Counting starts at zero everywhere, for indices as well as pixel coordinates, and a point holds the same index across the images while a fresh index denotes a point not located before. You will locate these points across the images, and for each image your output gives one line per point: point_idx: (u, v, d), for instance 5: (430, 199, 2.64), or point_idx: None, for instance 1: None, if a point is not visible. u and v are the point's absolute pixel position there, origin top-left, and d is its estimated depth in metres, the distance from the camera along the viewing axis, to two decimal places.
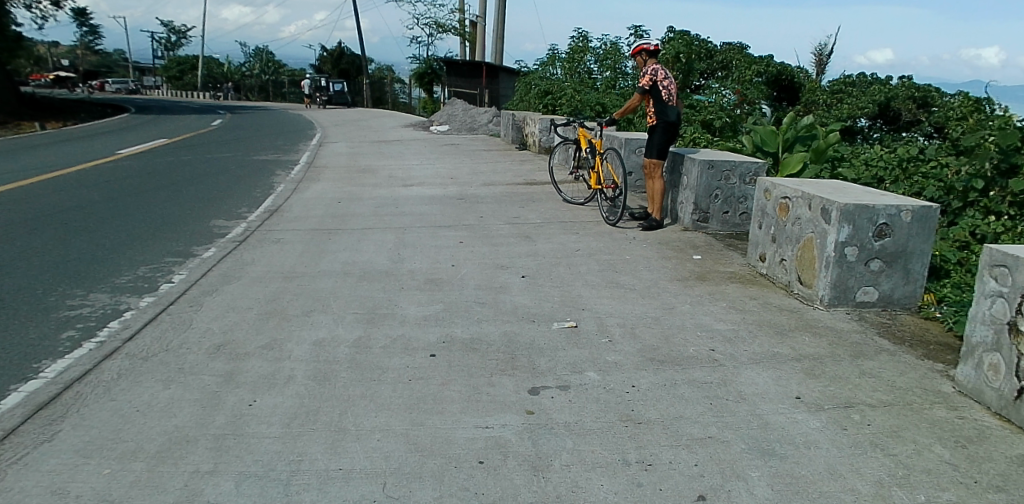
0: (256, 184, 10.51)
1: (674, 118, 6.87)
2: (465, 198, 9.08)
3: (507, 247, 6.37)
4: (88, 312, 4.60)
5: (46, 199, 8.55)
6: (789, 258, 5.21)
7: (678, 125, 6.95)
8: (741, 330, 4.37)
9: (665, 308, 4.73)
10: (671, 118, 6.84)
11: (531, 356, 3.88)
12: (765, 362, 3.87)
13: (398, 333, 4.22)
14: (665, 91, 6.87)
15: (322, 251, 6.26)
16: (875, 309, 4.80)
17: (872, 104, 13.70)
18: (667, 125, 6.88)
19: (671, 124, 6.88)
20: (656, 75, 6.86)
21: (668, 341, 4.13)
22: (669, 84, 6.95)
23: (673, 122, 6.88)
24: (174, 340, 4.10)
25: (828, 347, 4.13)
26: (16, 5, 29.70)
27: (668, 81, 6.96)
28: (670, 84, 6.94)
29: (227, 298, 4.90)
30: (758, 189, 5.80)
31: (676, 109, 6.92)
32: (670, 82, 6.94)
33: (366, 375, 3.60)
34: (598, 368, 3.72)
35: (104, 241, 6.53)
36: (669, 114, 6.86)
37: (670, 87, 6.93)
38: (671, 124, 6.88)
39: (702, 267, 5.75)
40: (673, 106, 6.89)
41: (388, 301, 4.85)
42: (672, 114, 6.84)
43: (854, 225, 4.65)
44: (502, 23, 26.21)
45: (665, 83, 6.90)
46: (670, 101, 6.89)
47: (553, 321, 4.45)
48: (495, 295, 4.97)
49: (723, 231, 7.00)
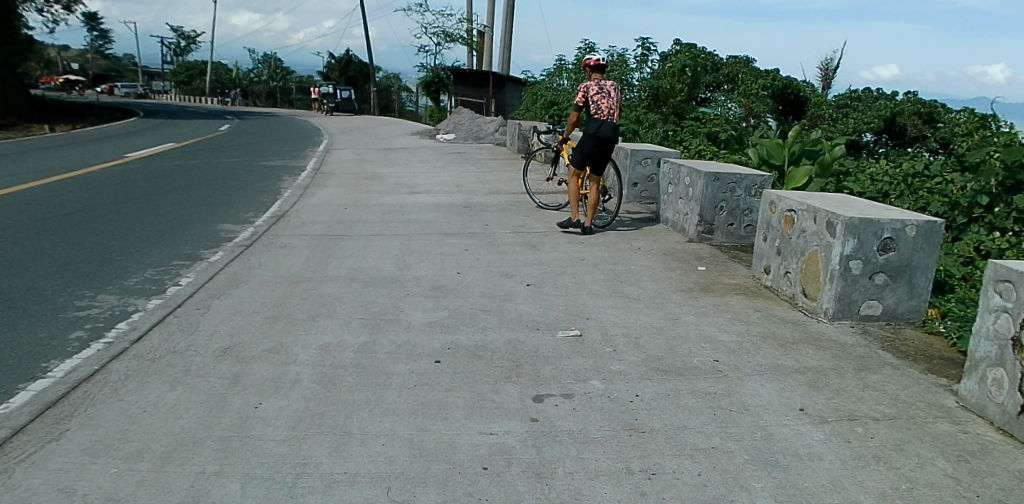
0: (263, 189, 10.56)
1: (596, 133, 7.28)
2: (471, 206, 9.14)
3: (512, 256, 6.41)
4: (96, 313, 4.64)
5: (55, 200, 8.62)
6: (795, 270, 5.22)
7: (603, 139, 7.34)
8: (745, 341, 4.38)
9: (669, 319, 4.75)
10: (592, 132, 7.28)
11: (536, 364, 3.89)
12: (770, 373, 3.88)
13: (403, 339, 4.24)
14: (596, 108, 7.25)
15: (328, 257, 6.30)
16: (879, 323, 4.82)
17: (877, 118, 13.85)
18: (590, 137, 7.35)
19: (592, 137, 7.33)
20: (586, 92, 7.26)
21: (673, 351, 4.15)
22: (604, 101, 7.28)
23: (594, 136, 7.30)
24: (182, 342, 4.13)
25: (832, 360, 4.14)
26: (28, 9, 29.87)
27: (605, 98, 7.26)
28: (604, 101, 7.26)
29: (234, 301, 4.94)
30: (764, 201, 5.81)
31: (604, 125, 7.28)
32: (605, 100, 7.25)
33: (372, 381, 3.62)
34: (603, 377, 3.74)
35: (113, 243, 6.58)
36: (591, 127, 7.31)
37: (602, 104, 7.26)
38: (592, 137, 7.33)
39: (707, 279, 5.76)
40: (600, 122, 7.27)
41: (394, 307, 4.87)
42: (595, 129, 7.25)
43: (859, 238, 4.67)
44: (510, 33, 26.41)
45: (598, 101, 7.22)
46: (597, 117, 7.26)
47: (558, 329, 4.47)
48: (501, 303, 5.00)
49: (728, 243, 7.02)
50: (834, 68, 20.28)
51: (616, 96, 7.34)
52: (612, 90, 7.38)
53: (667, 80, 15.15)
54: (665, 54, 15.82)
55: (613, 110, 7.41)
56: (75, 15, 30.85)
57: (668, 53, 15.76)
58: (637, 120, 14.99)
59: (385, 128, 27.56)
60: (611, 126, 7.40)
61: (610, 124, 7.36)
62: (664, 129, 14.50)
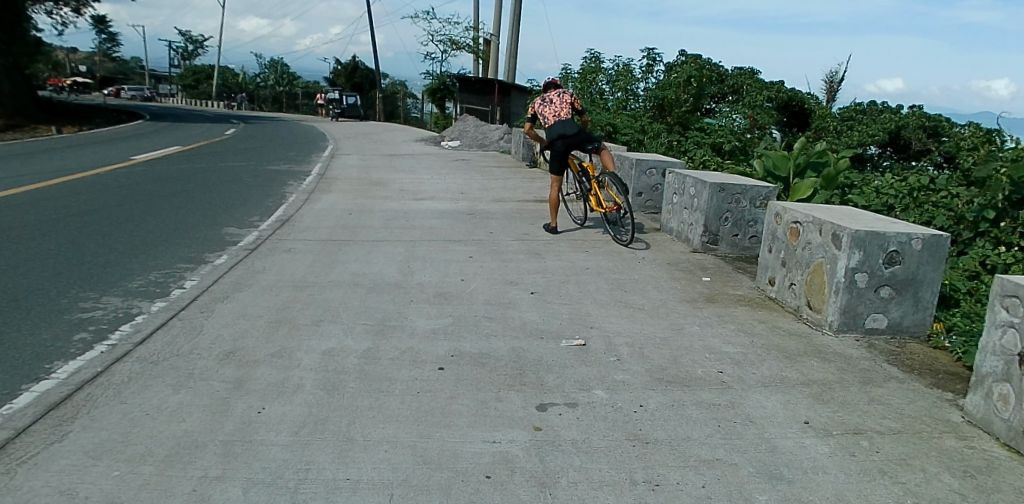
0: (268, 193, 10.58)
1: (547, 138, 7.76)
2: (475, 213, 9.15)
3: (516, 263, 6.41)
4: (100, 315, 4.64)
5: (60, 202, 8.63)
6: (800, 282, 5.20)
7: (556, 139, 7.67)
8: (749, 352, 4.36)
9: (673, 329, 4.73)
10: (545, 139, 7.82)
11: (540, 372, 3.89)
12: (775, 385, 3.87)
13: (407, 346, 4.24)
14: (543, 118, 7.87)
15: (332, 262, 6.30)
16: (884, 336, 4.80)
17: (882, 131, 13.82)
18: (549, 144, 7.84)
19: (550, 142, 7.80)
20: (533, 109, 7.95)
21: (677, 362, 4.13)
22: (547, 108, 7.81)
23: (549, 142, 7.78)
24: (185, 346, 4.12)
25: (837, 373, 4.13)
26: (37, 11, 30.10)
27: (545, 106, 7.82)
28: (544, 109, 7.82)
29: (238, 305, 4.93)
30: (769, 213, 5.79)
31: (554, 127, 7.70)
32: (546, 107, 7.80)
33: (375, 387, 3.61)
34: (606, 387, 3.73)
35: (117, 245, 6.58)
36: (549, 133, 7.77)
37: (544, 113, 7.82)
38: (549, 143, 7.80)
39: (711, 289, 5.75)
40: (547, 127, 7.79)
41: (398, 313, 4.87)
42: (544, 136, 7.80)
43: (865, 251, 4.67)
44: (516, 42, 26.51)
45: (541, 111, 7.85)
46: (544, 125, 7.83)
47: (562, 338, 4.45)
48: (504, 311, 4.99)
49: (733, 254, 7.01)
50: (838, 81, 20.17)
51: (559, 100, 7.76)
52: (557, 96, 7.83)
53: (673, 90, 15.25)
54: (670, 65, 15.94)
55: (562, 111, 7.74)
56: (83, 17, 30.99)
57: (674, 64, 15.89)
58: (642, 130, 14.92)
59: (390, 134, 27.66)
60: (561, 124, 7.68)
61: (559, 123, 7.69)
62: (669, 139, 14.56)
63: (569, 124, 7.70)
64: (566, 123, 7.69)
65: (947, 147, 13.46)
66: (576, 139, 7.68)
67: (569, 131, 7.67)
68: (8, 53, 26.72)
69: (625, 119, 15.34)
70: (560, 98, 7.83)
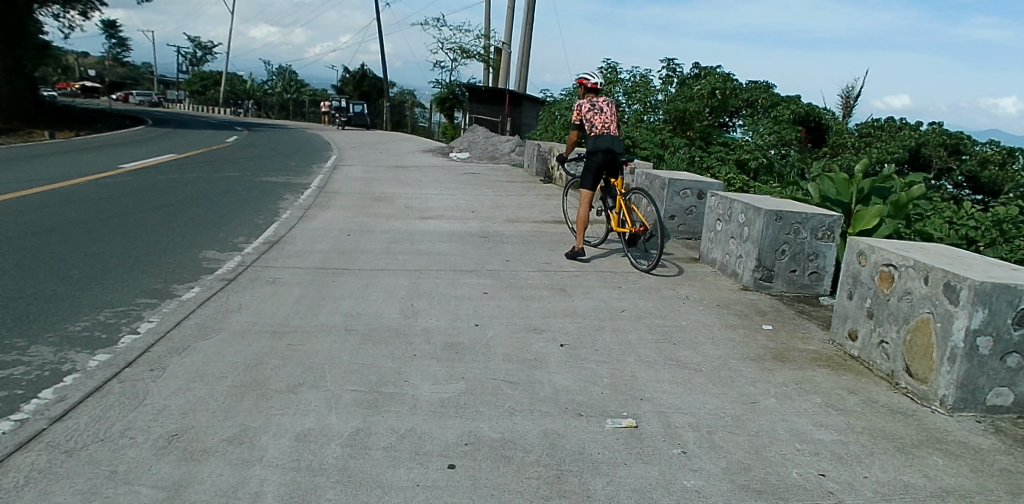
0: (261, 208, 9.68)
1: (591, 147, 6.76)
2: (488, 236, 8.19)
3: (539, 302, 5.43)
4: (19, 373, 3.66)
5: (25, 218, 7.72)
6: (895, 341, 4.20)
7: (600, 152, 6.73)
8: (851, 443, 3.35)
9: (745, 403, 3.72)
10: (587, 147, 6.78)
11: (583, 475, 2.89)
12: (901, 500, 2.85)
13: (406, 427, 3.25)
14: (588, 124, 6.84)
15: (322, 298, 5.33)
16: (1010, 416, 3.78)
17: (902, 149, 12.88)
18: (589, 154, 6.83)
19: (590, 153, 6.81)
20: (581, 110, 6.89)
21: (761, 457, 3.13)
22: (598, 115, 6.80)
23: (591, 152, 6.78)
24: (116, 425, 3.14)
25: (976, 477, 3.11)
26: (45, 14, 29.65)
27: (596, 112, 6.81)
28: (595, 116, 6.80)
29: (199, 360, 3.96)
30: (850, 251, 4.79)
31: (602, 139, 6.75)
32: (597, 112, 6.81)
33: (359, 500, 2.62)
34: (675, 501, 2.73)
35: (72, 274, 5.64)
36: (594, 143, 6.78)
37: (594, 119, 6.79)
38: (590, 153, 6.81)
39: (777, 343, 4.74)
40: (593, 135, 6.79)
41: (397, 374, 3.89)
42: (588, 144, 6.77)
43: (992, 308, 3.64)
44: (528, 51, 25.66)
45: (588, 116, 6.81)
46: (590, 132, 6.80)
47: (606, 417, 3.45)
48: (529, 372, 4.00)
49: (789, 292, 6.03)
50: (850, 97, 19.09)
51: (611, 110, 6.84)
52: (608, 106, 6.90)
53: (696, 102, 14.37)
54: (688, 77, 15.19)
55: (612, 123, 6.82)
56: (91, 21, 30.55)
57: (689, 76, 15.20)
58: (662, 144, 13.99)
59: (396, 144, 26.77)
60: (611, 138, 6.77)
61: (609, 135, 6.76)
62: (689, 155, 13.51)
63: (616, 141, 6.82)
64: (615, 139, 6.79)
65: (969, 167, 12.81)
66: (618, 157, 6.87)
67: (615, 148, 6.80)
68: (10, 55, 26.07)
69: (645, 132, 14.29)
70: (610, 108, 6.90)
